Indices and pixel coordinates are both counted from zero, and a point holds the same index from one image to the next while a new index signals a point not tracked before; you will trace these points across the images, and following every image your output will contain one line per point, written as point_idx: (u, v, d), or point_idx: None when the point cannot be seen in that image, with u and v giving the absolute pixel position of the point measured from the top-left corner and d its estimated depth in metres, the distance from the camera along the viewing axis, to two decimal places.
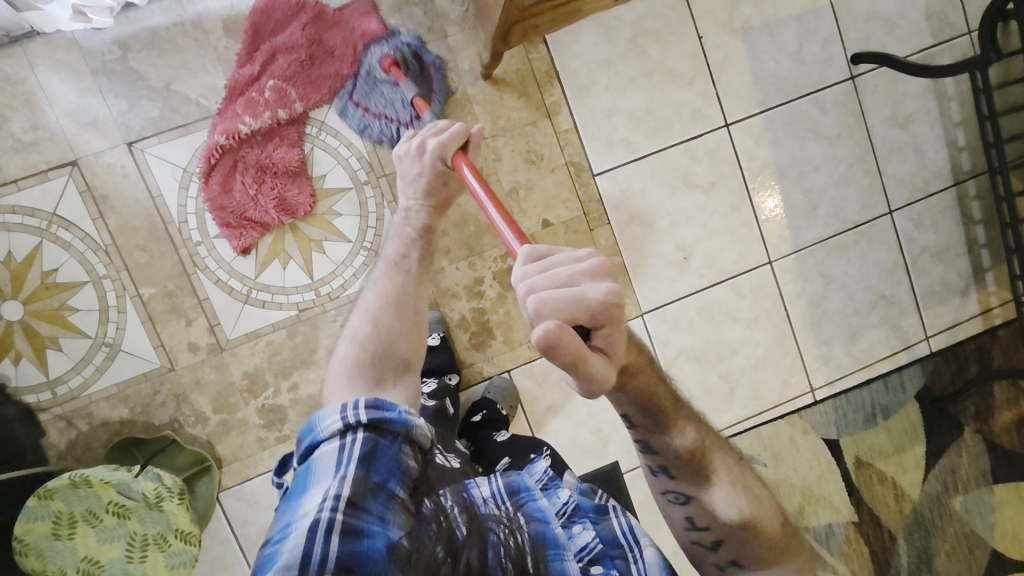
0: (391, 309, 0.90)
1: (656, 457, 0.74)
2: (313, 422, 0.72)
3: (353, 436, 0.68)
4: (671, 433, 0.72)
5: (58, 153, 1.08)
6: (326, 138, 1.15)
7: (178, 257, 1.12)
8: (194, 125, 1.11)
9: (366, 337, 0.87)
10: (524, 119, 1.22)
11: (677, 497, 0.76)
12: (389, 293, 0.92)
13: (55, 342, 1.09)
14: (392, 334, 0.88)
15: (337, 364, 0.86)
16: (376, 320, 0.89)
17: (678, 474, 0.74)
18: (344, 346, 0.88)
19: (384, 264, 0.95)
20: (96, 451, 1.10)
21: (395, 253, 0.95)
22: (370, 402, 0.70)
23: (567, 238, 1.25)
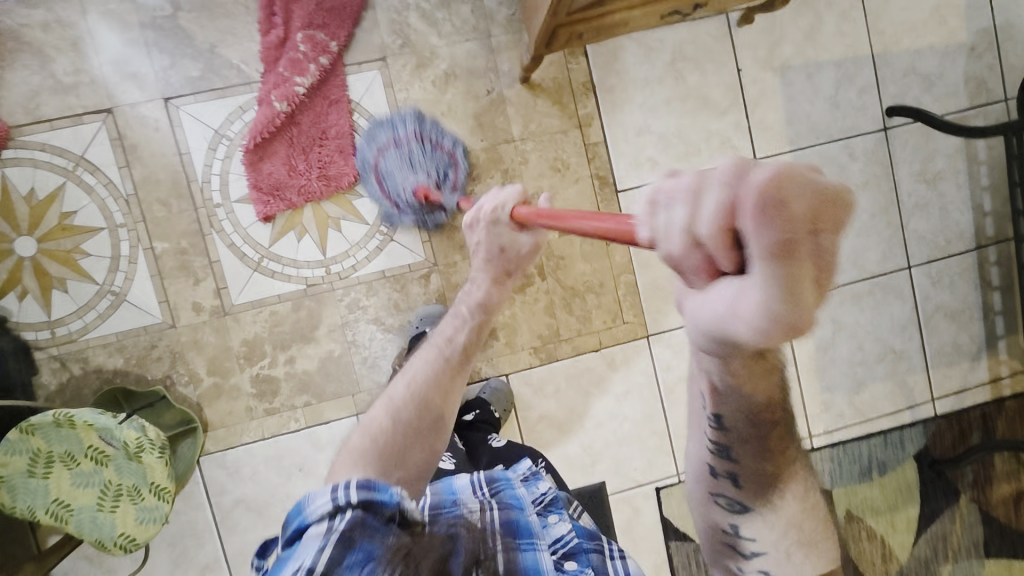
0: (416, 404, 0.80)
1: (731, 458, 0.59)
2: (302, 506, 0.66)
3: (341, 516, 0.63)
4: (762, 438, 0.58)
5: (95, 99, 1.09)
6: (359, 119, 1.16)
7: (196, 216, 1.12)
8: (231, 89, 1.12)
9: (383, 432, 0.77)
10: (555, 126, 1.23)
11: (729, 503, 0.61)
12: (420, 385, 0.81)
13: (62, 283, 1.09)
14: (411, 432, 0.78)
15: (348, 452, 0.76)
16: (396, 416, 0.79)
17: (745, 480, 0.60)
18: (358, 436, 0.78)
19: (423, 349, 0.86)
20: (85, 398, 1.10)
21: (444, 334, 0.86)
22: (360, 483, 0.66)
23: (582, 249, 1.24)
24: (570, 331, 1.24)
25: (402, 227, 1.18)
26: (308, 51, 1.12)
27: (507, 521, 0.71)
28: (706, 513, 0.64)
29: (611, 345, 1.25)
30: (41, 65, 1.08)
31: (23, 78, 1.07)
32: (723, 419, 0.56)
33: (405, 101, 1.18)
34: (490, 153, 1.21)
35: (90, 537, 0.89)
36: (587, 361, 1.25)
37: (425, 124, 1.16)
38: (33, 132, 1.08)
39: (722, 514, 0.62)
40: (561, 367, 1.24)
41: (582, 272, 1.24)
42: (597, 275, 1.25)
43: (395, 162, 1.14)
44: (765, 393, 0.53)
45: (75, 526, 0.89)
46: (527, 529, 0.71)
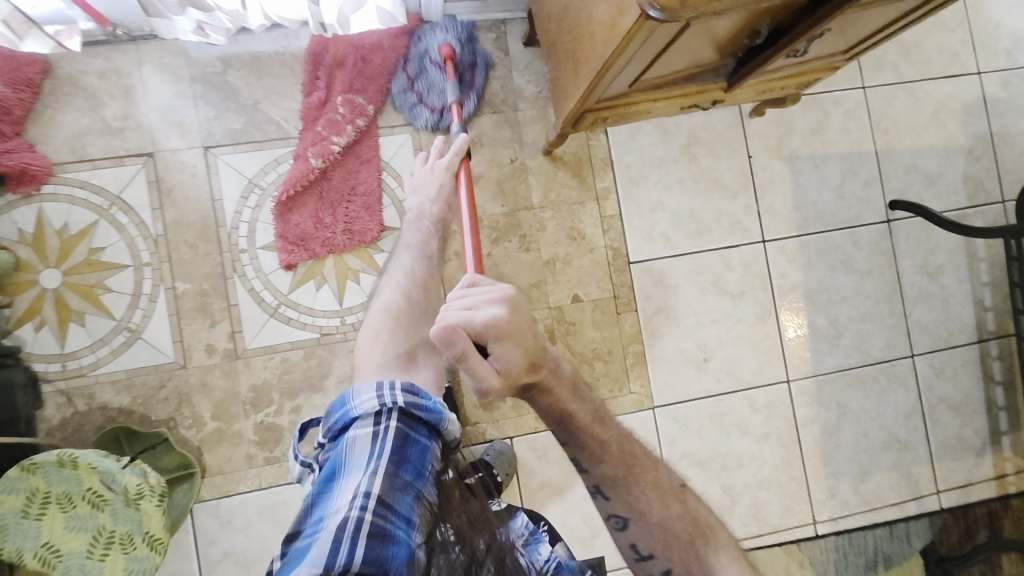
0: (420, 287, 1.00)
1: (586, 472, 0.78)
2: (349, 397, 0.77)
3: (387, 421, 0.74)
4: (590, 443, 0.76)
5: (139, 143, 1.14)
6: (387, 179, 1.21)
7: (221, 259, 1.15)
8: (269, 143, 1.18)
9: (396, 314, 0.95)
10: (573, 197, 1.28)
11: (618, 521, 0.77)
12: (418, 274, 1.01)
13: (80, 317, 1.11)
14: (419, 311, 0.97)
15: (365, 337, 0.94)
16: (405, 301, 0.98)
17: (610, 492, 0.77)
18: (372, 321, 0.96)
19: (402, 250, 1.04)
20: (85, 434, 1.09)
21: (414, 239, 1.05)
22: (404, 389, 0.78)
23: (593, 316, 1.27)
24: None
25: None
26: (346, 111, 1.18)
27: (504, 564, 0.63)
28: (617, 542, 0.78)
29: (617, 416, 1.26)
30: (92, 109, 1.13)
31: (74, 120, 1.13)
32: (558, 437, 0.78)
33: None
34: (509, 218, 1.26)
35: None
36: None
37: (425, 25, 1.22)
38: (75, 169, 1.12)
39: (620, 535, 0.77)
40: None
41: (592, 339, 1.27)
42: (606, 342, 1.27)
43: (419, 73, 1.21)
44: (563, 403, 0.75)
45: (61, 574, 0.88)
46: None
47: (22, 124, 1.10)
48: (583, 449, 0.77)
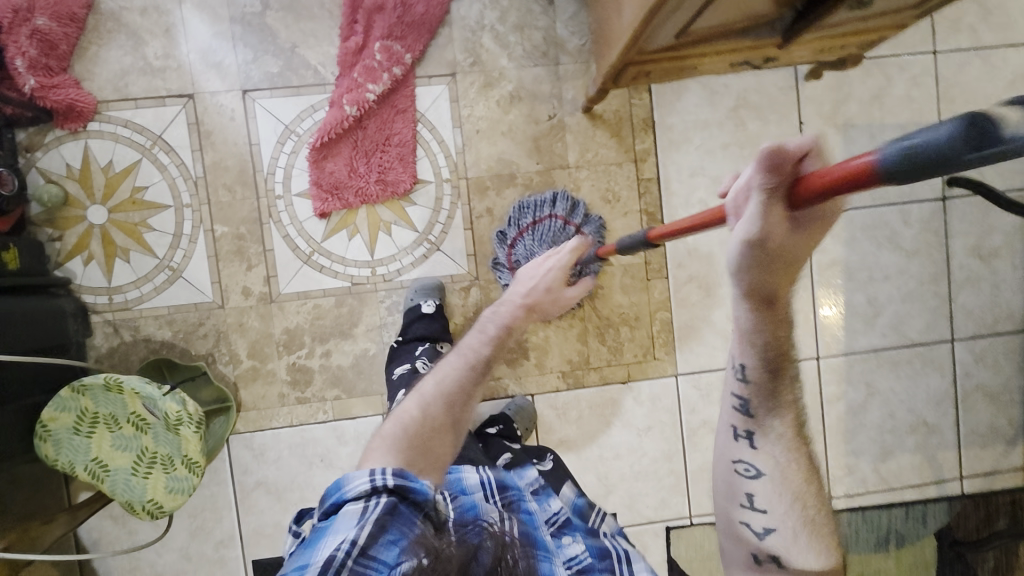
0: (442, 400, 0.88)
1: (747, 414, 0.70)
2: (341, 483, 0.72)
3: (377, 500, 0.69)
4: (779, 388, 0.69)
5: (179, 84, 1.15)
6: (422, 130, 1.20)
7: (257, 204, 1.18)
8: (306, 88, 1.17)
9: (413, 422, 0.83)
10: (611, 157, 1.25)
11: (749, 468, 0.70)
12: (449, 388, 0.90)
13: (126, 253, 1.16)
14: (438, 425, 0.84)
15: (380, 435, 0.83)
16: (428, 407, 0.86)
17: (761, 440, 0.70)
18: (389, 425, 0.84)
19: (451, 359, 0.96)
20: (131, 364, 1.18)
21: (467, 349, 0.97)
22: (396, 470, 0.73)
23: (622, 282, 1.27)
24: (600, 359, 1.28)
25: (449, 239, 1.23)
26: (383, 57, 1.15)
27: (525, 533, 0.80)
28: (728, 484, 0.72)
29: (638, 379, 1.29)
30: (134, 47, 1.14)
31: (116, 57, 1.14)
32: (745, 370, 0.69)
33: (469, 117, 1.21)
34: (544, 176, 1.24)
35: (123, 498, 0.96)
36: (612, 393, 1.28)
37: (577, 210, 1.23)
38: (119, 108, 1.14)
39: (744, 482, 0.70)
40: (587, 394, 1.28)
41: (619, 304, 1.27)
42: (633, 308, 1.28)
43: (526, 243, 1.22)
44: (780, 344, 0.67)
45: (110, 486, 0.96)
46: (542, 543, 0.80)
47: (68, 59, 1.12)
48: (765, 389, 0.69)
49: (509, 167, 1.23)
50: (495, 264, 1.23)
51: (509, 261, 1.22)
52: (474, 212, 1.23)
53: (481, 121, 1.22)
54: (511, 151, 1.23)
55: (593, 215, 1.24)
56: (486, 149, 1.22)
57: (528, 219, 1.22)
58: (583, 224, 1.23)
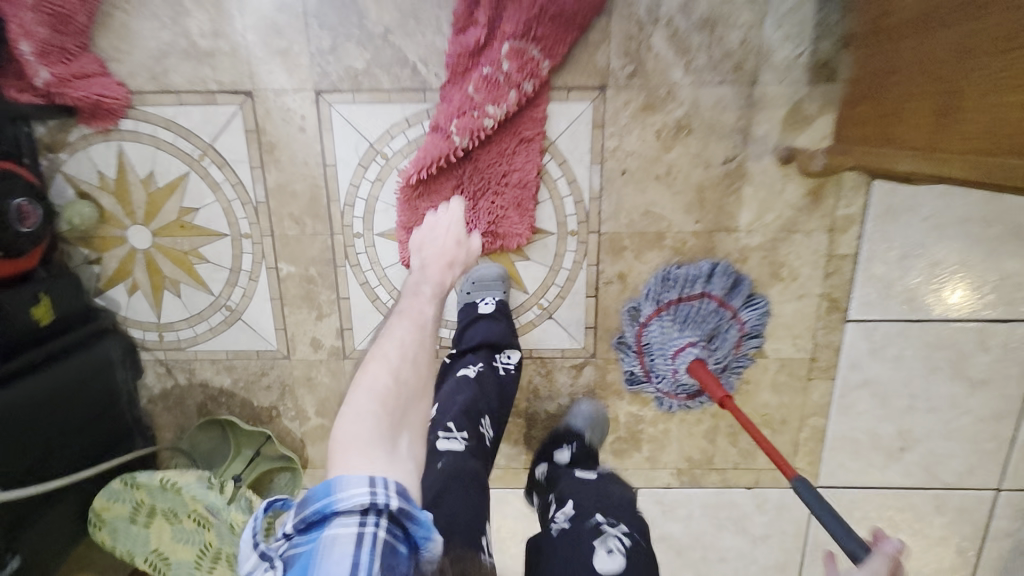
0: (406, 364, 0.67)
1: None
2: (331, 499, 0.51)
3: (378, 524, 0.50)
4: None
5: (233, 75, 0.85)
6: (549, 165, 0.89)
7: (330, 242, 0.93)
8: (399, 94, 0.86)
9: (387, 397, 0.63)
10: (797, 222, 0.92)
11: None
12: (410, 352, 0.69)
13: (175, 286, 0.96)
14: (411, 402, 0.65)
15: (350, 413, 0.61)
16: (401, 375, 0.66)
17: None
18: (364, 399, 0.62)
19: (395, 317, 0.75)
20: (187, 408, 1.03)
21: (412, 310, 0.76)
22: (400, 488, 0.53)
23: (775, 379, 1.02)
24: (726, 462, 1.08)
25: (565, 305, 0.97)
26: (513, 62, 0.80)
27: None
28: None
29: (767, 487, 1.09)
30: (174, 17, 0.83)
31: (151, 30, 0.84)
32: None
33: (615, 151, 0.88)
34: (703, 238, 0.93)
35: None
36: (734, 497, 1.10)
37: (738, 290, 0.94)
38: (157, 102, 0.86)
39: None
40: (701, 495, 1.10)
41: (764, 402, 1.03)
42: (780, 410, 1.04)
43: (662, 329, 0.95)
44: None
45: None
46: None
47: (89, 31, 0.83)
48: None
49: (657, 223, 0.92)
50: (620, 345, 0.99)
51: (638, 345, 0.98)
52: (603, 276, 0.96)
53: (631, 158, 0.88)
54: (664, 202, 0.91)
55: (758, 296, 0.96)
56: (632, 196, 0.91)
57: (671, 296, 0.95)
58: (742, 307, 0.95)
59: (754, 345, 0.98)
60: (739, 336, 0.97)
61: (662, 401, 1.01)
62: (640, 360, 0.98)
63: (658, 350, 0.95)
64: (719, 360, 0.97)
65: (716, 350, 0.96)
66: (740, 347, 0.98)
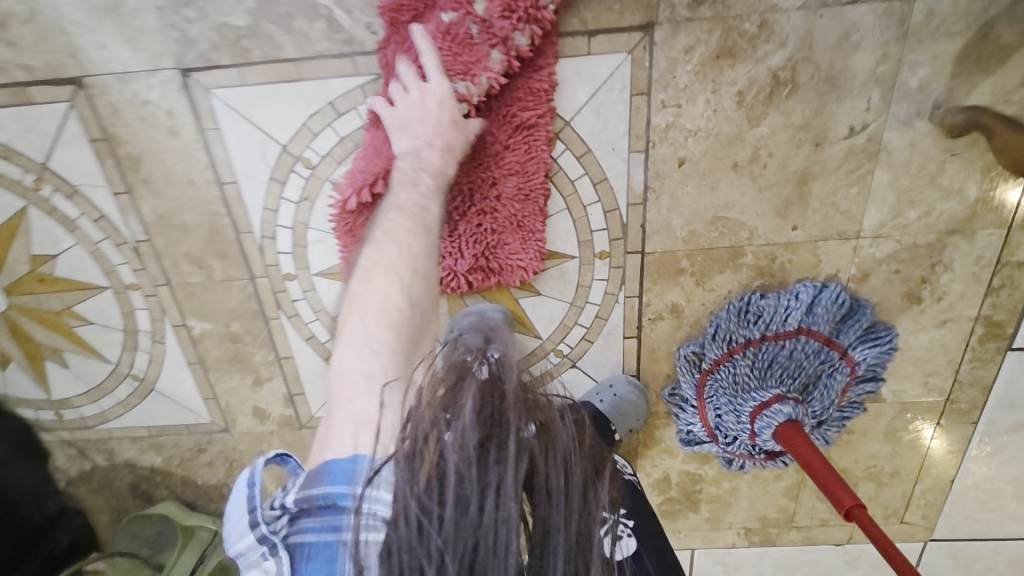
0: (416, 273, 0.48)
1: None
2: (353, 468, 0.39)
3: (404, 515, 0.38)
4: None
5: (46, 53, 0.53)
6: (563, 157, 0.57)
7: (253, 288, 0.65)
8: (312, 64, 0.53)
9: (395, 321, 0.45)
10: (955, 219, 0.59)
11: None
12: (418, 262, 0.48)
13: (59, 356, 0.70)
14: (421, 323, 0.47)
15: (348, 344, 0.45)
16: (409, 292, 0.47)
17: None
18: (365, 323, 0.45)
19: (389, 212, 0.49)
20: (117, 490, 0.81)
21: (411, 203, 0.49)
22: None
23: (890, 425, 0.73)
24: (812, 518, 0.82)
25: (596, 350, 0.68)
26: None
27: None
28: None
29: (865, 543, 0.85)
30: None
31: None
32: None
33: (667, 130, 0.56)
34: (802, 251, 0.62)
35: None
36: (819, 553, 0.86)
37: (852, 322, 0.64)
38: None
39: None
40: (777, 553, 0.86)
41: (872, 453, 0.76)
42: (893, 459, 0.77)
43: (735, 376, 0.65)
44: None
45: None
46: None
47: None
48: None
49: (732, 233, 0.61)
50: (673, 397, 0.71)
51: (698, 397, 0.68)
52: (649, 309, 0.66)
53: (693, 139, 0.56)
54: (744, 201, 0.59)
55: (881, 325, 0.65)
56: (694, 196, 0.59)
57: (750, 335, 0.65)
58: (856, 344, 0.65)
59: (867, 390, 0.69)
60: (848, 381, 0.67)
61: (730, 461, 0.74)
62: (702, 418, 0.69)
63: (727, 408, 0.65)
64: (815, 414, 0.67)
65: (813, 405, 0.66)
66: (846, 395, 0.68)
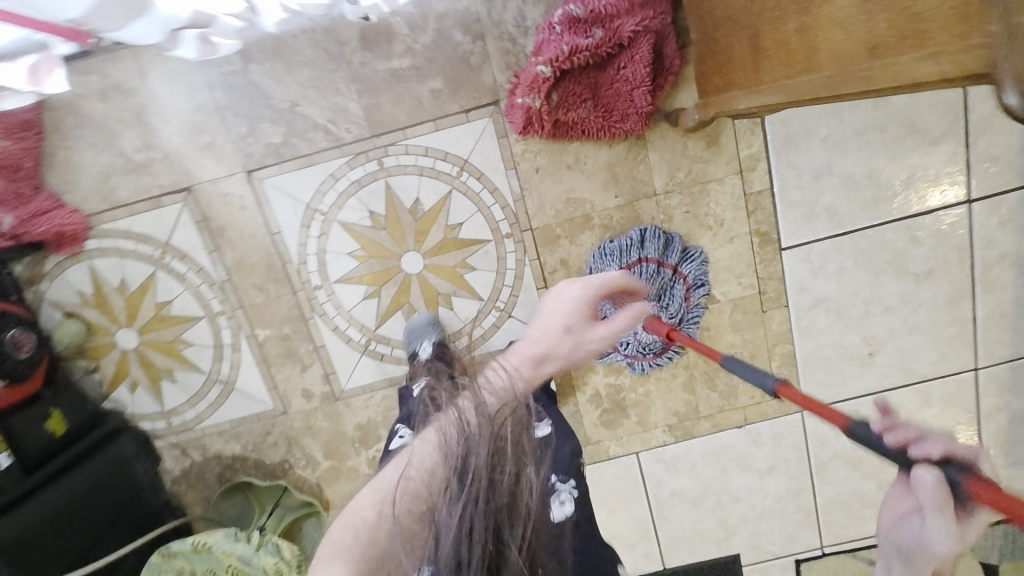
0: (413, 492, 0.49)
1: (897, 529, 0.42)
2: None
3: None
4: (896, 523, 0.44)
5: (171, 176, 0.94)
6: (469, 181, 0.97)
7: (296, 300, 1.02)
8: (320, 155, 0.95)
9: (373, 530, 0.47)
10: (709, 173, 0.99)
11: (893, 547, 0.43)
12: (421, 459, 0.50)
13: (170, 374, 1.05)
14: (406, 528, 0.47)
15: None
16: (390, 510, 0.48)
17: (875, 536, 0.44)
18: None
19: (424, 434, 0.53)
20: (207, 482, 1.10)
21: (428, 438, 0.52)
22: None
23: (733, 319, 1.07)
24: (712, 407, 1.12)
25: (521, 303, 1.04)
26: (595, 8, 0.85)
27: None
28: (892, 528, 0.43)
29: (758, 421, 1.13)
30: (106, 142, 0.93)
31: (91, 158, 0.93)
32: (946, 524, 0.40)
33: (524, 153, 0.96)
34: (627, 211, 1.00)
35: None
36: (729, 437, 1.14)
37: (672, 247, 1.01)
38: (113, 218, 0.96)
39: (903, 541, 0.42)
40: (699, 444, 1.14)
41: (731, 343, 1.08)
42: (748, 345, 1.09)
43: None
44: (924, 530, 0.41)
45: None
46: None
47: (38, 175, 0.92)
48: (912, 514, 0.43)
49: (582, 208, 1.00)
50: None
51: None
52: (547, 267, 1.02)
53: (540, 156, 0.97)
54: (582, 186, 0.99)
55: (692, 248, 1.02)
56: (552, 189, 0.99)
57: (613, 269, 0.99)
58: (681, 261, 1.01)
59: (703, 296, 1.04)
60: (687, 288, 1.02)
61: (636, 365, 1.08)
62: None
63: None
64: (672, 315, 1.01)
65: (668, 306, 1.01)
66: (691, 299, 1.03)
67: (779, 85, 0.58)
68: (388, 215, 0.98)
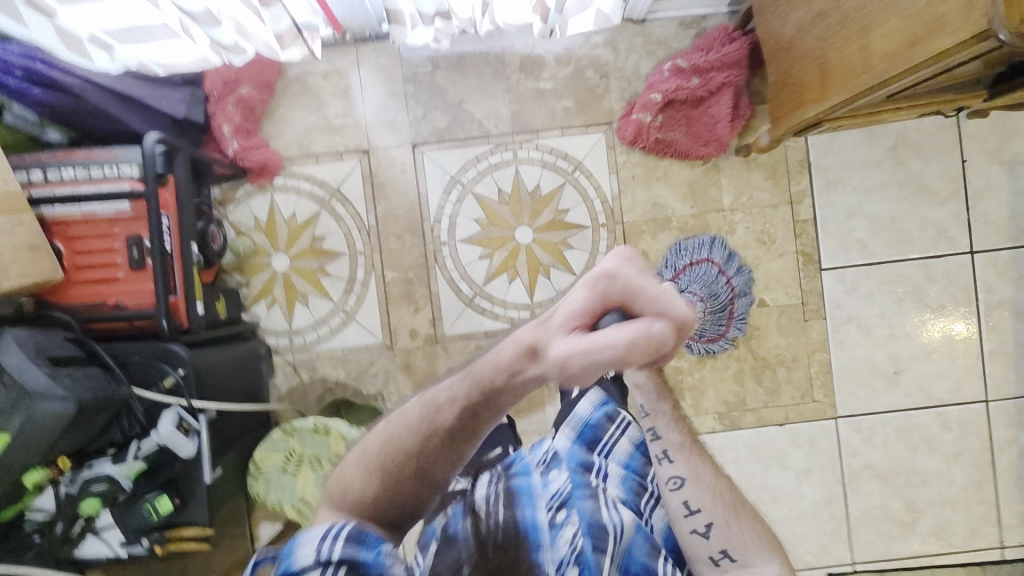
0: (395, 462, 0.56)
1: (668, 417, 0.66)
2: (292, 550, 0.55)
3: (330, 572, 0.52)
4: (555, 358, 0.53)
5: (356, 139, 1.23)
6: (580, 178, 1.25)
7: (424, 251, 1.25)
8: (471, 141, 1.24)
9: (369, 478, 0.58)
10: (766, 200, 1.26)
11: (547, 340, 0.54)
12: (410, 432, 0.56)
13: (305, 298, 1.24)
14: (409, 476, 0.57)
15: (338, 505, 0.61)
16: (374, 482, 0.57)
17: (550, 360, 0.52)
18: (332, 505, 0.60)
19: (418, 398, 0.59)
20: (308, 401, 1.24)
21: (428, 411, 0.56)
22: (350, 532, 0.55)
23: (779, 323, 1.28)
24: (757, 402, 1.28)
25: None
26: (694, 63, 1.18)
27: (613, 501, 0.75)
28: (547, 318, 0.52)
29: (796, 422, 1.28)
30: (316, 108, 1.23)
31: (301, 117, 1.23)
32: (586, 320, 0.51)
33: (625, 163, 1.25)
34: (699, 219, 1.26)
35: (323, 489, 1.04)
36: (770, 434, 1.28)
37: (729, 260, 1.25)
38: (302, 164, 1.23)
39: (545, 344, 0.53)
40: (743, 436, 1.28)
41: (776, 345, 1.28)
42: (790, 349, 1.28)
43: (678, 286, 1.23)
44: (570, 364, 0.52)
45: (313, 479, 1.04)
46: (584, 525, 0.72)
47: (260, 121, 1.21)
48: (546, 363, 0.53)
49: (664, 212, 1.26)
50: None
51: None
52: None
53: (637, 167, 1.25)
54: (666, 196, 1.25)
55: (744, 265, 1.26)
56: (642, 194, 1.25)
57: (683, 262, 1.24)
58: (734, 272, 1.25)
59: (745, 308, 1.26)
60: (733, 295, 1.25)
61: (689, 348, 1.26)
62: None
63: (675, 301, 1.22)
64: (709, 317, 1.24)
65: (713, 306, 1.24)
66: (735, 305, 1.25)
67: (843, 89, 0.85)
68: (512, 194, 1.24)
